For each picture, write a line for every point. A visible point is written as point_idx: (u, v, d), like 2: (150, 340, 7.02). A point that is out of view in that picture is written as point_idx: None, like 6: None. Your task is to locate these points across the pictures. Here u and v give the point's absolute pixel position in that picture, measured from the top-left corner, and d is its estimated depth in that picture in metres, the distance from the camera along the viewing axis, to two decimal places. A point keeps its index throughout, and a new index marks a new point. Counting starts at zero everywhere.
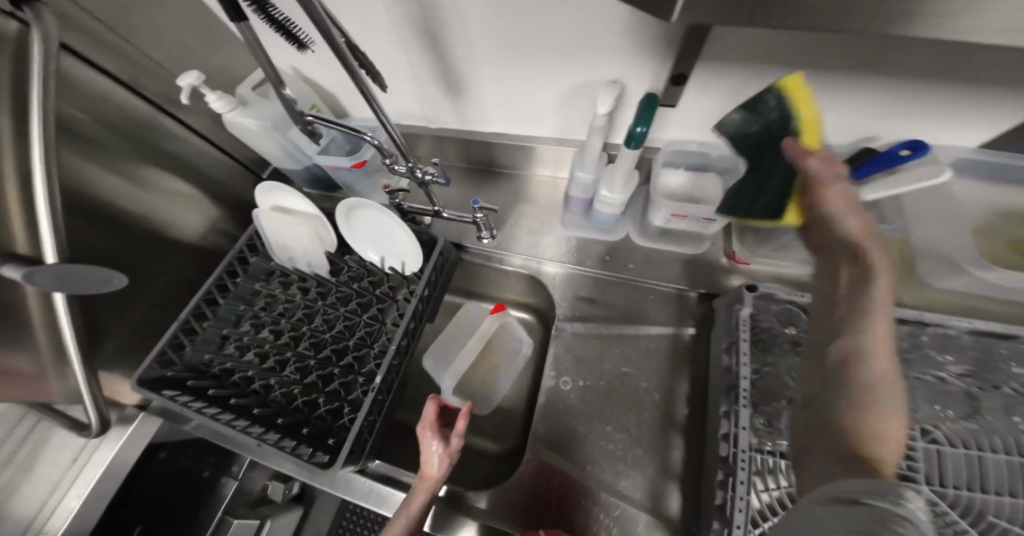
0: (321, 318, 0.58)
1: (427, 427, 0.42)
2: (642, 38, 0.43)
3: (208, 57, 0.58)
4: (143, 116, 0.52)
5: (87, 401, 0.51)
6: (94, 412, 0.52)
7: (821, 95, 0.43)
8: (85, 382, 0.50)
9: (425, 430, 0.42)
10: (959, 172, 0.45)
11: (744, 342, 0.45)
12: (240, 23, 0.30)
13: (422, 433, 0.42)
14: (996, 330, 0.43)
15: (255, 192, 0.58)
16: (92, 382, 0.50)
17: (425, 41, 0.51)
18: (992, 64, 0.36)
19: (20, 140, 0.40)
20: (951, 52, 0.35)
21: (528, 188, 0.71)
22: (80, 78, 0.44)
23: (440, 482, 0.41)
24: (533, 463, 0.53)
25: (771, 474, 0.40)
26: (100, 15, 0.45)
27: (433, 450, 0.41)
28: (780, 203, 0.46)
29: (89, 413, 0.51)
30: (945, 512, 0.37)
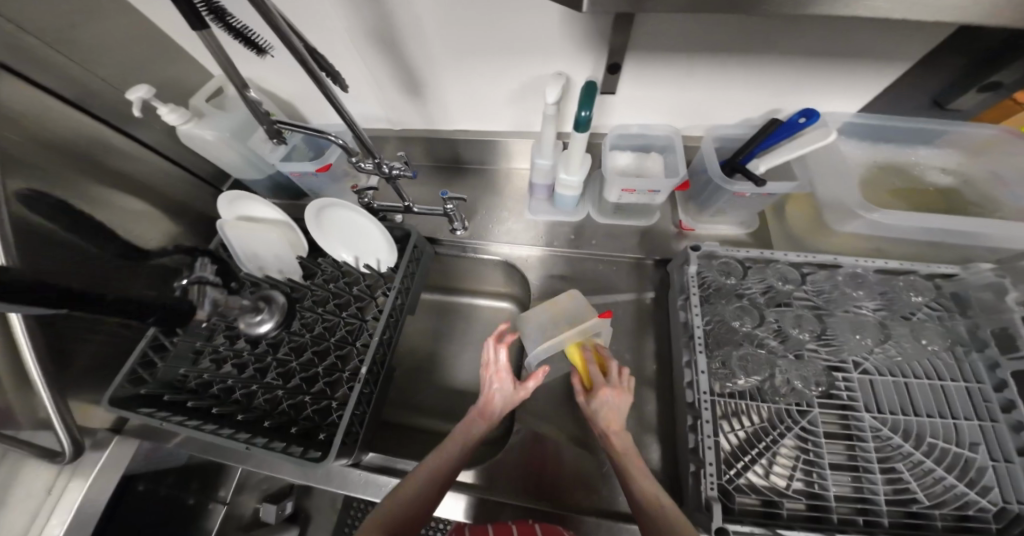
0: (299, 323, 0.59)
1: (501, 372, 0.47)
2: (580, 31, 0.47)
3: (160, 71, 0.58)
4: (88, 132, 0.50)
5: (58, 427, 0.48)
6: (65, 435, 0.49)
7: (743, 72, 0.49)
8: (52, 404, 0.47)
9: (498, 375, 0.47)
10: (847, 135, 0.54)
11: (694, 295, 0.51)
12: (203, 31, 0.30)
13: (494, 375, 0.48)
14: (894, 267, 0.50)
15: (218, 202, 0.57)
16: (65, 409, 0.48)
17: (382, 46, 0.53)
18: (883, 34, 0.41)
19: None
20: (844, 27, 0.41)
21: (495, 180, 0.75)
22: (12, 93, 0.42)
23: (492, 420, 0.47)
24: (525, 435, 0.55)
25: (736, 417, 0.47)
26: (32, 30, 0.44)
27: (498, 388, 0.47)
28: (714, 173, 0.53)
29: (60, 437, 0.48)
30: (883, 433, 0.45)
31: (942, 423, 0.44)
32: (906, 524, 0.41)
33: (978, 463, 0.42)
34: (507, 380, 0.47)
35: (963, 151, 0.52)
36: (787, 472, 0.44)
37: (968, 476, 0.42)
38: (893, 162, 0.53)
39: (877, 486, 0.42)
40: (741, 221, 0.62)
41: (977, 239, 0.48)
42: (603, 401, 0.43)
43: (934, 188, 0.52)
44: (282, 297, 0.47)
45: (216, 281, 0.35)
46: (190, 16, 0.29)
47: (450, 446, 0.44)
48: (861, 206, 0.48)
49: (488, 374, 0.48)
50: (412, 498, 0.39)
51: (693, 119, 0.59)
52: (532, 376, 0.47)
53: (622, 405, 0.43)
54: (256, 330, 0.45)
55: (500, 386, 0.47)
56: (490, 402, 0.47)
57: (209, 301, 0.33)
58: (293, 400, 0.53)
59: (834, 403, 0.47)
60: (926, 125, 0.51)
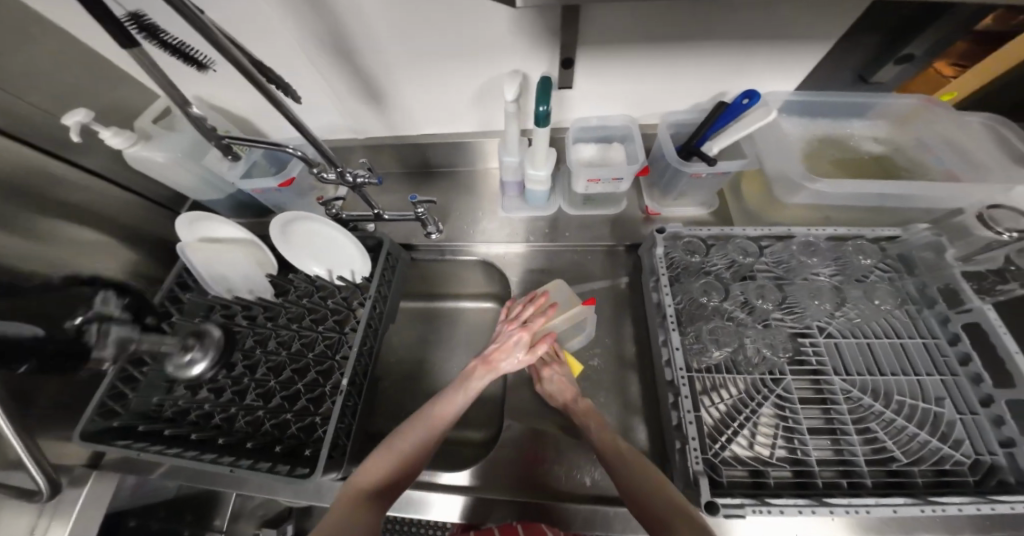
0: (274, 342, 0.57)
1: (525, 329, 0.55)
2: (532, 27, 0.48)
3: (101, 94, 0.55)
4: (32, 162, 0.47)
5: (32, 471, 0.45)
6: (39, 474, 0.45)
7: (688, 58, 0.51)
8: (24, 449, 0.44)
9: (523, 332, 0.54)
10: (787, 112, 0.57)
11: (663, 275, 0.53)
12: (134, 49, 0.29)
13: (518, 330, 0.55)
14: (843, 233, 0.54)
15: (176, 223, 0.55)
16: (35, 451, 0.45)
17: (335, 56, 0.53)
18: (811, 13, 0.44)
19: None
20: (773, 9, 0.44)
21: (466, 181, 0.75)
22: None
23: (494, 373, 0.53)
24: (524, 431, 0.55)
25: (716, 390, 0.49)
26: None
27: (513, 341, 0.54)
28: (671, 158, 0.56)
29: (33, 476, 0.45)
30: (853, 395, 0.48)
31: (907, 381, 0.47)
32: (889, 482, 0.42)
33: (947, 417, 0.44)
34: (527, 341, 0.54)
35: (892, 120, 0.56)
36: (769, 441, 0.46)
37: (940, 430, 0.44)
38: (831, 136, 0.57)
39: (856, 447, 0.44)
40: (702, 202, 0.65)
41: (913, 202, 0.52)
42: (552, 378, 0.54)
43: (867, 156, 0.56)
44: (221, 329, 0.37)
45: (125, 320, 0.29)
46: (119, 36, 0.28)
47: (426, 422, 0.48)
48: (804, 177, 0.50)
49: (513, 331, 0.55)
50: (398, 463, 0.43)
51: (648, 108, 0.61)
52: (543, 342, 0.54)
53: (569, 377, 0.55)
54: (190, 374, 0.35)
55: (519, 342, 0.54)
56: (504, 351, 0.54)
57: (115, 343, 0.27)
58: (275, 420, 0.52)
59: (805, 369, 0.50)
60: (856, 98, 0.55)
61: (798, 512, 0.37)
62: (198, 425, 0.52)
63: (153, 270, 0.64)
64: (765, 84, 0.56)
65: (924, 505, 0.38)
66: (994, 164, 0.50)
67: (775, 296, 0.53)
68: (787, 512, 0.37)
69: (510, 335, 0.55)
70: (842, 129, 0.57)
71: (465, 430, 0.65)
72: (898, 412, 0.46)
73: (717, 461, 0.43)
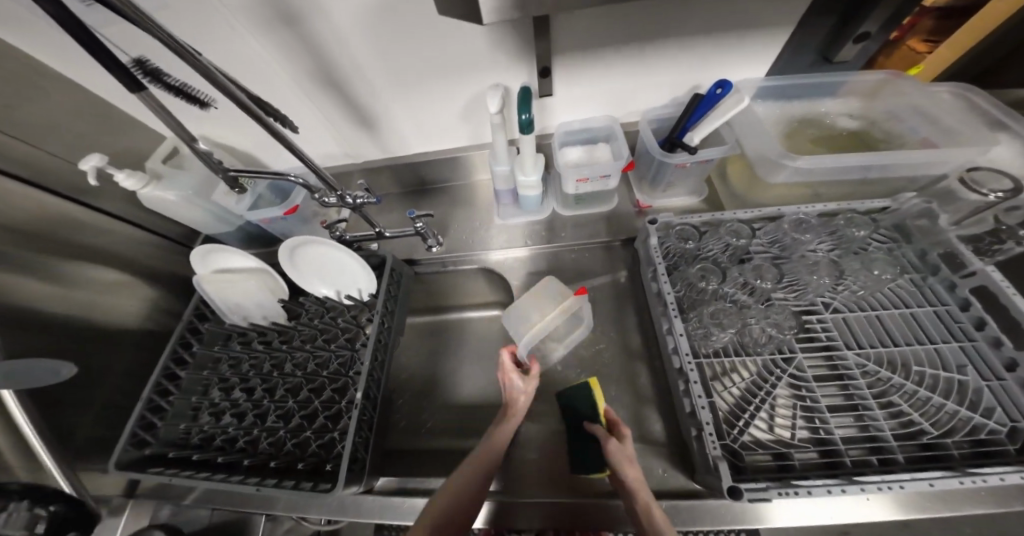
0: (291, 365, 0.58)
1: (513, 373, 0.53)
2: (508, 44, 0.51)
3: (115, 142, 0.59)
4: (57, 210, 0.51)
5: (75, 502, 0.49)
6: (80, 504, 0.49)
7: (658, 52, 0.54)
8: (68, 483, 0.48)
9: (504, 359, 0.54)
10: (762, 95, 0.59)
11: (660, 265, 0.54)
12: (142, 92, 0.32)
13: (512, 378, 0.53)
14: (831, 209, 0.55)
15: (191, 258, 0.59)
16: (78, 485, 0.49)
17: (325, 87, 0.57)
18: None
19: None
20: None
21: (462, 195, 0.78)
22: None
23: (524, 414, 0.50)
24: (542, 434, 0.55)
25: (727, 375, 0.48)
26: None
27: (515, 385, 0.52)
28: (654, 152, 0.58)
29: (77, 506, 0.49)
30: (869, 368, 0.47)
31: (922, 350, 0.46)
32: (923, 456, 0.41)
33: (972, 384, 0.43)
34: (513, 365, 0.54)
35: (862, 95, 0.58)
36: (789, 422, 0.45)
37: (968, 399, 0.43)
38: (805, 116, 0.59)
39: (881, 422, 0.43)
40: (691, 191, 0.67)
41: (896, 170, 0.53)
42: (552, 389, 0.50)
43: (844, 132, 0.58)
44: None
45: None
46: (126, 79, 0.31)
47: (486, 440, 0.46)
48: (783, 156, 0.52)
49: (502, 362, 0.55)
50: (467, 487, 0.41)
51: (628, 106, 0.64)
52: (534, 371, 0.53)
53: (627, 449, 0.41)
54: None
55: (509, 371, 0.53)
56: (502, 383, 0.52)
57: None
58: (296, 439, 0.52)
59: (815, 345, 0.50)
60: (821, 79, 0.57)
61: (827, 491, 0.36)
62: (223, 450, 0.53)
63: (170, 304, 0.66)
64: (736, 71, 0.58)
65: (961, 476, 0.36)
66: (969, 128, 0.51)
67: (773, 274, 0.53)
68: (816, 492, 0.36)
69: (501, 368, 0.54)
70: (814, 108, 0.59)
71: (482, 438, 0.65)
72: (918, 383, 0.45)
73: (736, 447, 0.43)
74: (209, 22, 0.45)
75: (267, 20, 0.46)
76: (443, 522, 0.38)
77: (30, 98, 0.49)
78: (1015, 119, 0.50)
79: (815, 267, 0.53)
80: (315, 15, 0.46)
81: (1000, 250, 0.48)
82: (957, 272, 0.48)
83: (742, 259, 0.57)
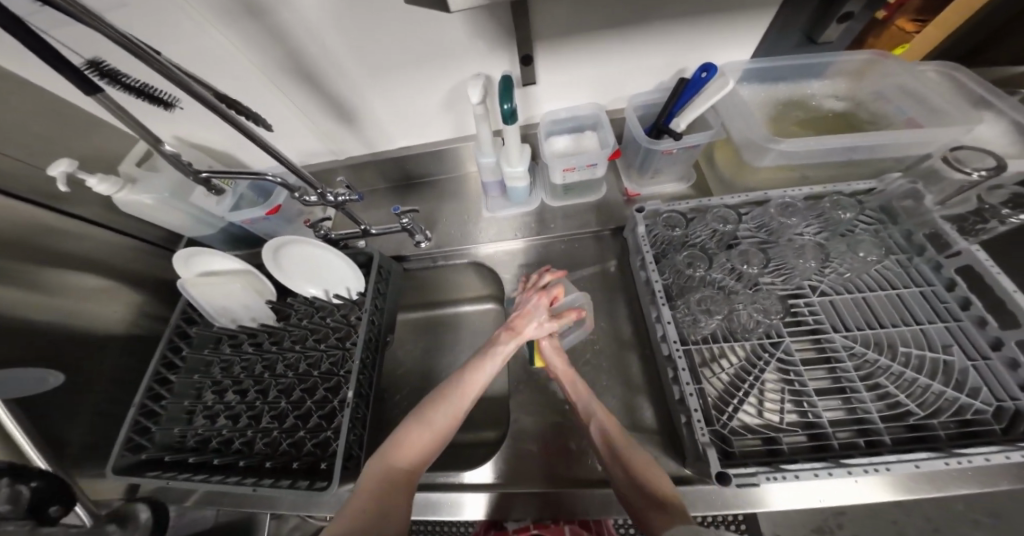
0: (282, 366, 0.58)
1: (544, 295, 0.57)
2: (488, 32, 0.50)
3: (86, 146, 0.57)
4: (32, 218, 0.50)
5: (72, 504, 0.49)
6: None
7: (641, 36, 0.53)
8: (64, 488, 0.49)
9: (542, 296, 0.57)
10: (747, 78, 0.58)
11: (649, 253, 0.54)
12: (98, 94, 0.31)
13: (536, 297, 0.57)
14: (818, 192, 0.55)
15: (174, 262, 0.57)
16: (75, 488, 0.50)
17: (301, 82, 0.55)
18: None
19: None
20: None
21: (450, 188, 0.77)
22: None
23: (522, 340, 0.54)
24: (538, 427, 0.55)
25: (717, 361, 0.49)
26: None
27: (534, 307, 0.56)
28: (640, 138, 0.57)
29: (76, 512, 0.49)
30: (857, 350, 0.47)
31: (908, 330, 0.46)
32: (910, 437, 0.41)
33: (958, 364, 0.43)
34: (547, 305, 0.57)
35: (848, 76, 0.57)
36: (778, 407, 0.45)
37: (954, 379, 0.43)
38: (790, 99, 0.58)
39: (868, 404, 0.44)
40: (679, 177, 0.66)
41: (882, 151, 0.53)
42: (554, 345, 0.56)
43: (830, 113, 0.58)
44: None
45: None
46: (81, 83, 0.30)
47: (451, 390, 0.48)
48: (769, 140, 0.51)
49: (533, 297, 0.57)
50: (428, 440, 0.45)
51: (613, 92, 0.62)
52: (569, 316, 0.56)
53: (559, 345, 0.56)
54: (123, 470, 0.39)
55: (539, 307, 0.56)
56: (525, 316, 0.55)
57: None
58: (291, 439, 0.52)
59: (802, 329, 0.50)
60: (807, 59, 0.56)
61: (814, 474, 0.37)
62: (219, 451, 0.53)
63: (158, 309, 0.66)
64: (721, 53, 0.57)
65: (947, 457, 0.37)
66: (955, 108, 0.51)
67: (759, 259, 0.52)
68: (803, 476, 0.37)
69: (531, 301, 0.57)
70: (800, 90, 0.58)
71: (479, 430, 0.66)
72: (905, 364, 0.45)
73: (725, 432, 0.43)
74: (172, 18, 0.43)
75: (233, 14, 0.44)
76: (391, 470, 0.42)
77: None
78: (1000, 96, 0.50)
79: (802, 251, 0.52)
80: (283, 8, 0.45)
81: (985, 229, 0.48)
82: (942, 253, 0.48)
83: (730, 245, 0.57)
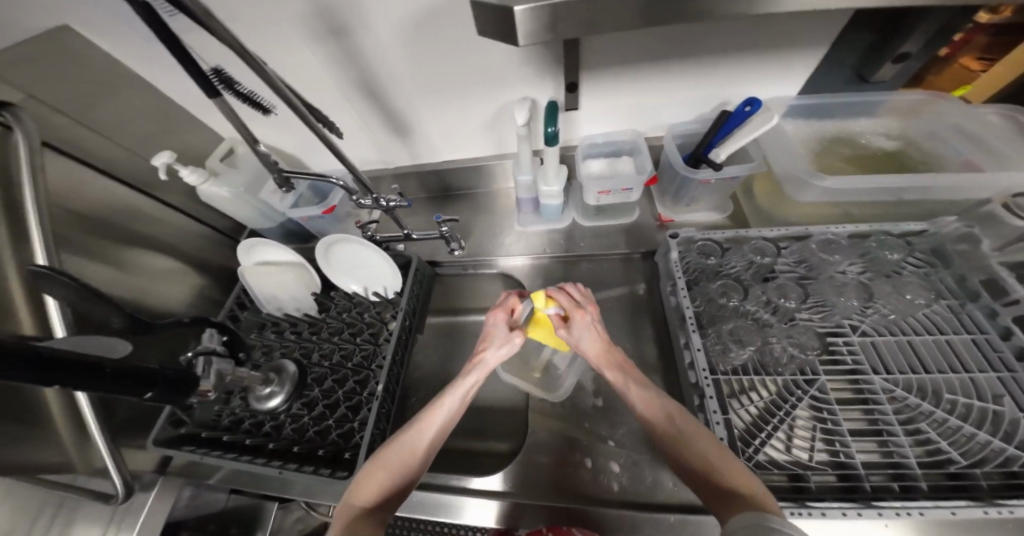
0: (318, 355, 0.61)
1: (500, 311, 0.52)
2: (537, 61, 0.54)
3: (179, 142, 0.65)
4: (121, 196, 0.57)
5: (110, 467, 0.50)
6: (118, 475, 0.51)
7: (688, 68, 0.55)
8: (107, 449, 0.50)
9: (497, 313, 0.52)
10: (793, 115, 0.59)
11: (680, 279, 0.54)
12: (217, 96, 0.36)
13: (500, 317, 0.52)
14: (862, 231, 0.54)
15: (238, 251, 0.63)
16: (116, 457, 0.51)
17: (366, 95, 0.61)
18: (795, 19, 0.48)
19: (23, 236, 0.46)
20: (742, 29, 0.49)
21: (483, 201, 0.81)
22: (61, 166, 0.50)
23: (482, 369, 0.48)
24: (553, 439, 0.56)
25: (745, 393, 0.47)
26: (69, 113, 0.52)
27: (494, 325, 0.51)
28: (677, 166, 0.59)
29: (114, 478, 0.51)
30: (898, 394, 0.45)
31: (955, 378, 0.43)
32: (950, 485, 0.39)
33: (1009, 416, 0.40)
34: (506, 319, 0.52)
35: (900, 115, 0.56)
36: (807, 444, 0.43)
37: (1003, 430, 0.40)
38: (836, 135, 0.58)
39: (906, 449, 0.41)
40: (715, 207, 0.67)
41: (933, 192, 0.51)
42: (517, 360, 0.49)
43: (880, 152, 0.57)
44: (293, 367, 0.51)
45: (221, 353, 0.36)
46: (204, 87, 0.35)
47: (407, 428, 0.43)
48: (813, 175, 0.52)
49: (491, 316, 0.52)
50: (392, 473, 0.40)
51: (652, 121, 0.64)
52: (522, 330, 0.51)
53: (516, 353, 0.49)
54: (270, 403, 0.48)
55: (499, 324, 0.51)
56: (487, 340, 0.51)
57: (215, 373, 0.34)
58: (319, 426, 0.55)
59: (838, 368, 0.48)
60: (856, 98, 0.56)
61: (841, 514, 0.37)
62: (251, 433, 0.56)
63: (215, 292, 0.71)
64: (765, 89, 0.58)
65: (986, 507, 0.36)
66: (1016, 152, 0.49)
67: (798, 294, 0.52)
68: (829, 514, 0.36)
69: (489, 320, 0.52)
70: (848, 128, 0.58)
71: (492, 442, 0.66)
72: (951, 411, 0.42)
73: (751, 465, 0.41)
74: (269, 33, 0.50)
75: (318, 34, 0.51)
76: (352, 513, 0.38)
77: (107, 97, 0.55)
78: None
79: (843, 289, 0.52)
80: (361, 29, 0.51)
81: None
82: (998, 300, 0.46)
83: (765, 278, 0.56)
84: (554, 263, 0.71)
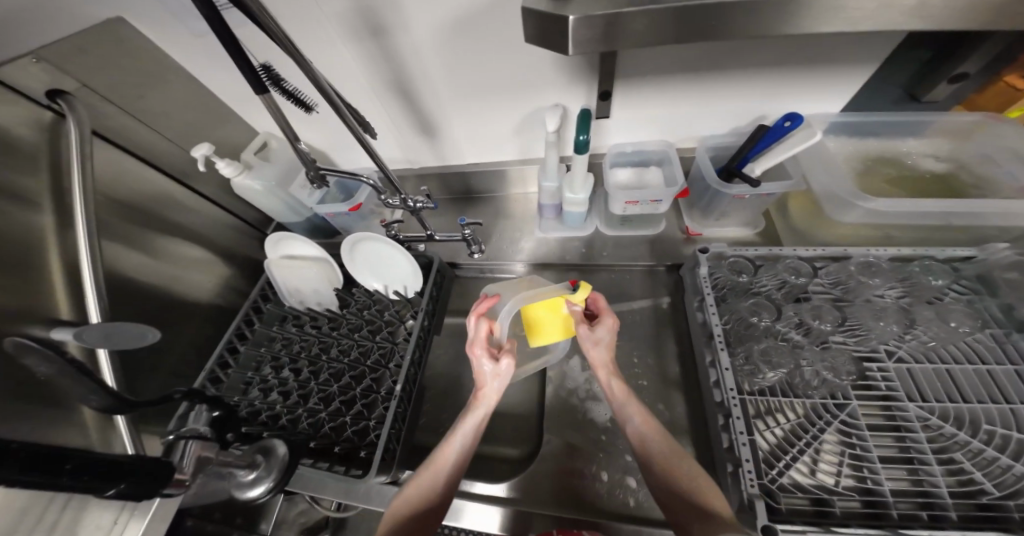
0: (336, 350, 0.62)
1: (476, 344, 0.48)
2: (572, 68, 0.54)
3: (216, 135, 0.67)
4: (159, 185, 0.59)
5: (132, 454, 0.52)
6: None
7: (728, 81, 0.54)
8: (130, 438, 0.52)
9: (475, 347, 0.48)
10: (835, 132, 0.57)
11: (709, 295, 0.53)
12: (263, 93, 0.37)
13: (481, 351, 0.48)
14: (904, 254, 0.52)
15: (266, 245, 0.65)
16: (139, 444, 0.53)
17: (399, 96, 0.62)
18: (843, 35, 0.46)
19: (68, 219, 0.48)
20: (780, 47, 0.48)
21: (505, 205, 0.80)
22: (106, 153, 0.52)
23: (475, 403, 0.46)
24: (568, 450, 0.55)
25: (771, 415, 0.46)
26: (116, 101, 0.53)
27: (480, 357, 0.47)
28: (710, 179, 0.58)
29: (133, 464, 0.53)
30: (932, 422, 0.43)
31: (997, 409, 0.41)
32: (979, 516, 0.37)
33: None
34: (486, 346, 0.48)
35: (950, 136, 0.54)
36: (833, 469, 0.42)
37: None
38: (880, 154, 0.56)
39: (937, 478, 0.39)
40: (745, 223, 0.65)
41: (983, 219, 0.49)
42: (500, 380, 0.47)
43: (927, 174, 0.55)
44: (284, 447, 0.45)
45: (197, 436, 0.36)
46: (254, 83, 0.36)
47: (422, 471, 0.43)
48: (857, 196, 0.50)
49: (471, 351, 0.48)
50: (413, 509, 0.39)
51: (684, 132, 0.63)
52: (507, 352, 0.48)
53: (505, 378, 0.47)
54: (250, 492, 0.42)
55: (483, 359, 0.47)
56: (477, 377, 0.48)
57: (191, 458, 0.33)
58: (334, 422, 0.55)
59: (872, 394, 0.45)
60: (903, 117, 0.54)
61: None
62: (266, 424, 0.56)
63: (239, 282, 0.73)
64: (805, 105, 0.57)
65: None
66: None
67: (833, 317, 0.50)
68: None
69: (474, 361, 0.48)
70: (892, 147, 0.56)
71: None
72: (987, 442, 0.40)
73: (774, 487, 0.40)
74: (312, 31, 0.51)
75: (358, 34, 0.52)
76: None
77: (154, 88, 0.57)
78: None
79: (881, 314, 0.50)
80: (400, 32, 0.51)
81: None
82: None
83: (798, 298, 0.54)
84: (575, 271, 0.70)
